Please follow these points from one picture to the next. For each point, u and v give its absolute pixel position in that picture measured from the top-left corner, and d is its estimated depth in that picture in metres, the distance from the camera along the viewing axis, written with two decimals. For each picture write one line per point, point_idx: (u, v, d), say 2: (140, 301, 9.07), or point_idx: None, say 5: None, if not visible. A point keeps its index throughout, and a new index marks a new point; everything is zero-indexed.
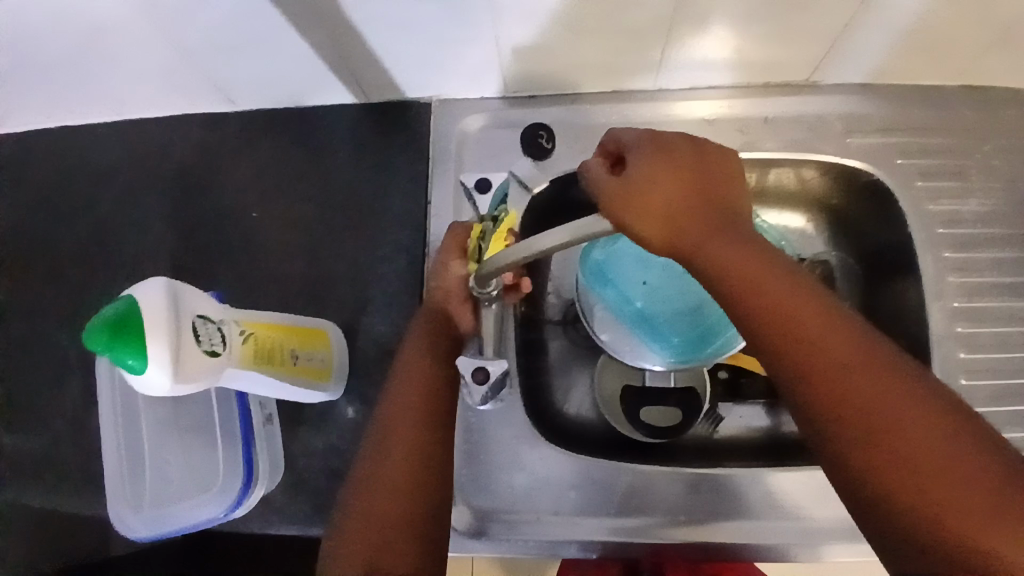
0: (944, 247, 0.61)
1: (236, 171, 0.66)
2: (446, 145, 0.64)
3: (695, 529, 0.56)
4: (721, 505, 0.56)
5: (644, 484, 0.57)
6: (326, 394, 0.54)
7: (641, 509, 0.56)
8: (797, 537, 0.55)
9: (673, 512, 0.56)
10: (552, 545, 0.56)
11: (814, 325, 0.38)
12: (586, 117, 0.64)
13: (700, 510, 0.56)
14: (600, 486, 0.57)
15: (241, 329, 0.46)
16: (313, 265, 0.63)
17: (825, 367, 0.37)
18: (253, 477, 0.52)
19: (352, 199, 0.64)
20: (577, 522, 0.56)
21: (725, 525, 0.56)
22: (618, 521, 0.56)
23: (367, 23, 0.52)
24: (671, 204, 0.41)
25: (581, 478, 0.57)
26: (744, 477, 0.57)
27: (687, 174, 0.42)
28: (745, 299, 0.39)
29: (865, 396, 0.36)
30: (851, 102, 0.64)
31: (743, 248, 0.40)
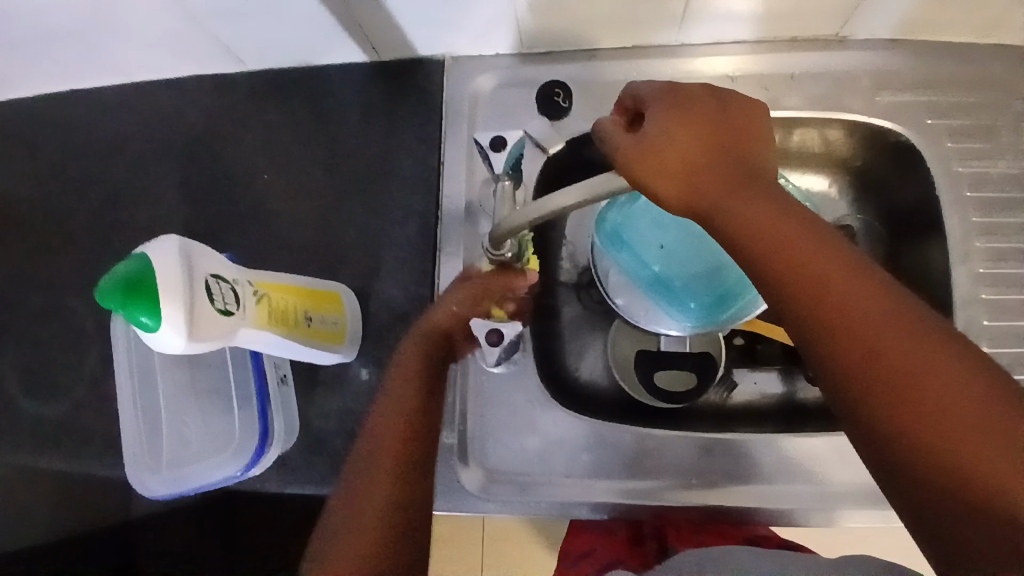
0: (972, 210, 0.59)
1: (246, 133, 0.65)
2: (459, 104, 0.62)
3: (708, 492, 0.56)
4: (734, 469, 0.56)
5: (656, 447, 0.57)
6: (340, 356, 0.54)
7: (654, 472, 0.56)
8: (811, 501, 0.55)
9: (684, 475, 0.56)
10: (564, 506, 0.56)
11: (836, 281, 0.36)
12: (603, 74, 0.62)
13: (714, 472, 0.56)
14: (612, 448, 0.57)
15: (255, 290, 0.46)
16: (325, 228, 0.62)
17: (848, 326, 0.36)
18: (269, 436, 0.52)
19: (363, 161, 0.63)
20: (590, 485, 0.56)
21: (738, 488, 0.56)
22: (630, 484, 0.56)
23: None
24: (690, 161, 0.40)
25: (594, 440, 0.57)
26: (759, 442, 0.56)
27: (706, 129, 0.41)
28: (767, 258, 0.38)
29: (888, 352, 0.35)
30: (880, 58, 0.61)
31: (764, 205, 0.38)
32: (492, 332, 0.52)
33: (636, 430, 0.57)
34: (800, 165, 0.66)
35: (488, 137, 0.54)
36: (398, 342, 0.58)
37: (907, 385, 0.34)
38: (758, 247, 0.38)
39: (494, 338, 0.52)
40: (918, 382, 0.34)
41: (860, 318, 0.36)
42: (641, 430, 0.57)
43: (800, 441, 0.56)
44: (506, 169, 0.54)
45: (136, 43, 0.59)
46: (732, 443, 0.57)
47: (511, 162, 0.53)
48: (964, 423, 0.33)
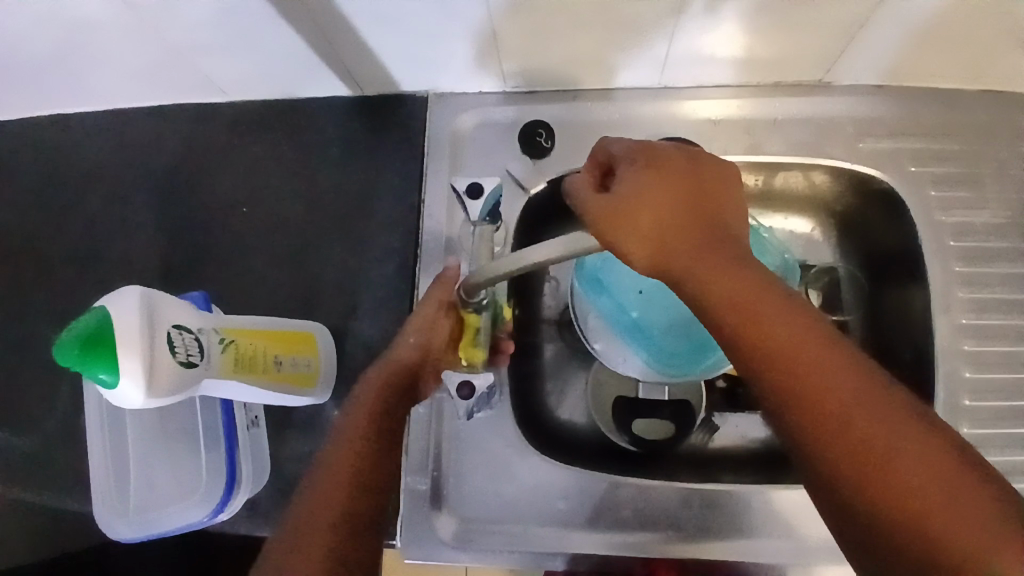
0: (954, 260, 0.59)
1: (227, 165, 0.64)
2: (442, 141, 0.62)
3: (687, 546, 0.55)
4: (714, 522, 0.55)
5: (635, 497, 0.56)
6: (312, 399, 0.53)
7: (633, 525, 0.55)
8: (793, 555, 0.54)
9: (664, 526, 0.55)
10: (540, 558, 0.55)
11: (808, 359, 0.36)
12: (586, 115, 0.62)
13: (692, 526, 0.55)
14: (590, 497, 0.56)
15: (221, 338, 0.45)
16: (303, 264, 0.62)
17: (822, 403, 0.35)
18: (236, 482, 0.51)
19: (344, 197, 0.63)
20: (567, 535, 0.55)
21: (718, 542, 0.55)
22: (609, 536, 0.55)
23: (357, 16, 0.50)
24: (661, 224, 0.39)
25: (572, 489, 0.56)
26: (739, 494, 0.55)
27: (679, 192, 0.40)
28: (739, 329, 0.37)
29: (862, 436, 0.34)
30: (864, 104, 0.61)
31: (735, 271, 0.38)
32: (465, 385, 0.52)
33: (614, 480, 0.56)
34: (782, 210, 0.66)
35: (464, 181, 0.55)
36: None
37: (879, 470, 0.34)
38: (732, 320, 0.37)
39: (466, 391, 0.52)
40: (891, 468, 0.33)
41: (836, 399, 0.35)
42: (623, 480, 0.56)
43: (784, 492, 0.55)
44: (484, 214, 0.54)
45: (116, 74, 0.58)
46: (712, 494, 0.56)
47: (490, 207, 0.54)
48: (936, 504, 0.33)
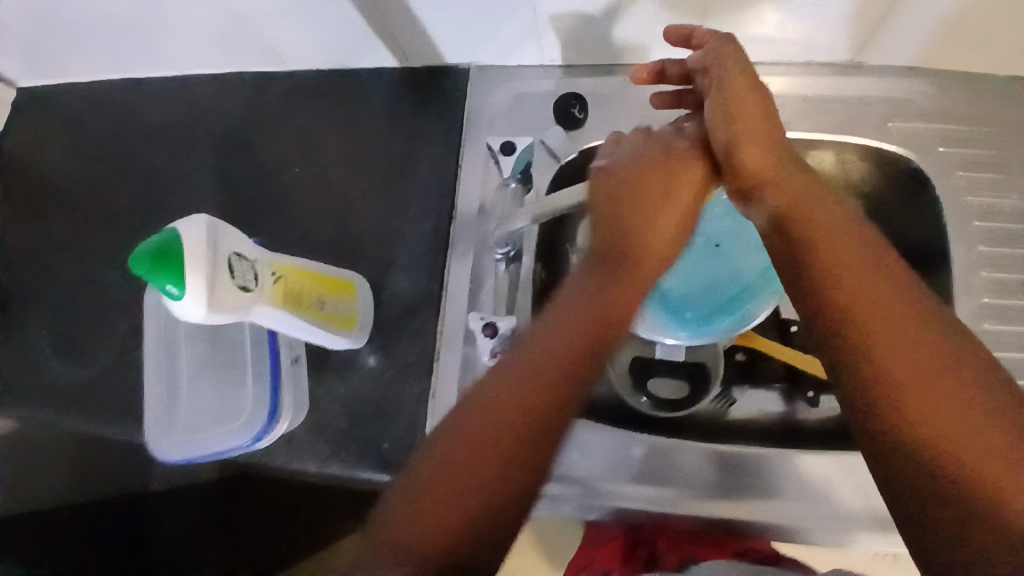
0: (980, 241, 0.59)
1: (280, 128, 0.69)
2: (481, 112, 0.65)
3: (712, 504, 0.56)
4: (736, 483, 0.57)
5: (660, 454, 0.58)
6: (350, 342, 0.57)
7: (657, 480, 0.57)
8: (809, 518, 0.56)
9: (687, 484, 0.57)
10: (566, 505, 0.58)
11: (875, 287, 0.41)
12: (619, 90, 0.65)
13: (713, 484, 0.57)
14: (616, 451, 0.58)
15: (273, 271, 0.49)
16: (345, 221, 0.66)
17: (887, 322, 0.40)
18: (277, 410, 0.55)
19: (387, 160, 0.67)
20: (591, 485, 0.57)
21: (740, 502, 0.56)
22: (631, 488, 0.57)
23: None
24: (746, 132, 0.50)
25: (598, 442, 0.59)
26: (762, 458, 0.57)
27: (757, 109, 0.51)
28: (819, 254, 0.43)
29: (920, 387, 0.38)
30: (895, 87, 0.62)
31: (801, 184, 0.47)
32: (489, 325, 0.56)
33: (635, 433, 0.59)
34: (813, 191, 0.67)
35: (498, 142, 0.61)
36: (405, 333, 0.60)
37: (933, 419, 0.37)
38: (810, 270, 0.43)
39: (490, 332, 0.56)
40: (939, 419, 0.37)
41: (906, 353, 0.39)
42: (647, 436, 0.59)
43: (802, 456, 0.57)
44: (515, 173, 0.61)
45: (188, 40, 0.64)
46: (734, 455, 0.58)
47: (519, 169, 0.61)
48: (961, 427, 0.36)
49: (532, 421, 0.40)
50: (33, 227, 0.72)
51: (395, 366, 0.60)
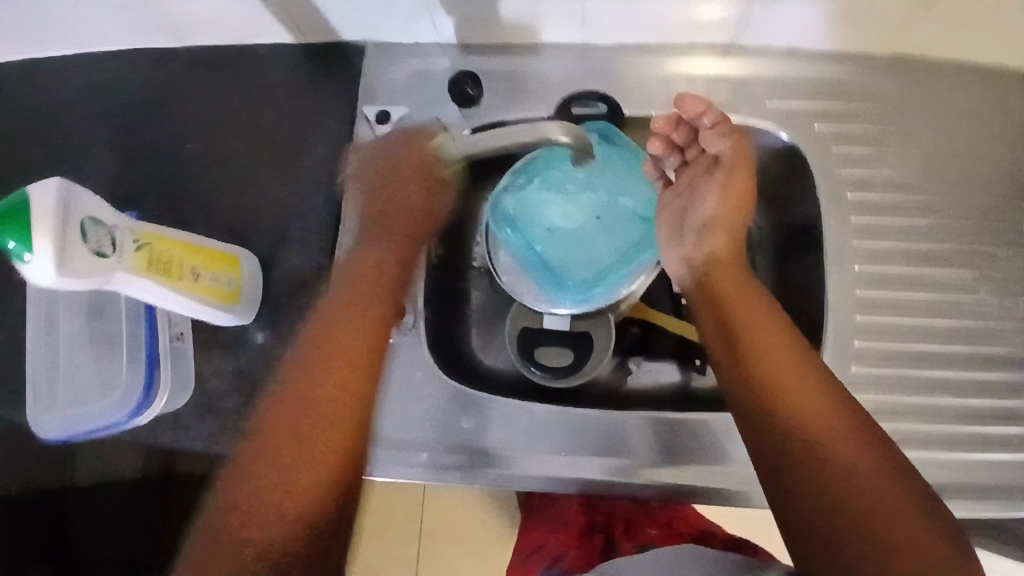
0: (851, 213, 0.62)
1: (178, 105, 0.68)
2: (377, 87, 0.66)
3: (669, 471, 0.58)
4: (684, 448, 0.59)
5: (616, 427, 0.59)
6: (234, 316, 0.57)
7: (615, 451, 0.59)
8: (734, 478, 0.58)
9: (645, 452, 0.59)
10: (507, 480, 0.59)
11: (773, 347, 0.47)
12: (514, 68, 0.66)
13: (648, 452, 0.58)
14: (580, 425, 0.59)
15: (137, 238, 0.49)
16: (241, 198, 0.65)
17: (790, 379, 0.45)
18: (152, 388, 0.55)
19: (284, 136, 0.66)
20: (556, 459, 0.59)
21: (690, 466, 0.58)
22: (569, 461, 0.59)
23: None
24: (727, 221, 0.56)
25: (560, 417, 0.60)
26: (702, 424, 0.59)
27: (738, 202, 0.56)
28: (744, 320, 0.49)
29: (841, 443, 0.42)
30: (776, 66, 0.64)
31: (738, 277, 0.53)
32: None
33: (545, 407, 0.60)
34: None
35: (373, 109, 0.65)
36: (295, 309, 0.61)
37: (859, 476, 0.41)
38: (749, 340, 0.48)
39: None
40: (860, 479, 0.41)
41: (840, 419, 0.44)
42: (575, 411, 0.60)
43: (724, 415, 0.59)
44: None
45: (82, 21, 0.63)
46: (661, 424, 0.59)
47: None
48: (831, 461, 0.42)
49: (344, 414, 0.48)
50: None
51: (283, 340, 0.60)
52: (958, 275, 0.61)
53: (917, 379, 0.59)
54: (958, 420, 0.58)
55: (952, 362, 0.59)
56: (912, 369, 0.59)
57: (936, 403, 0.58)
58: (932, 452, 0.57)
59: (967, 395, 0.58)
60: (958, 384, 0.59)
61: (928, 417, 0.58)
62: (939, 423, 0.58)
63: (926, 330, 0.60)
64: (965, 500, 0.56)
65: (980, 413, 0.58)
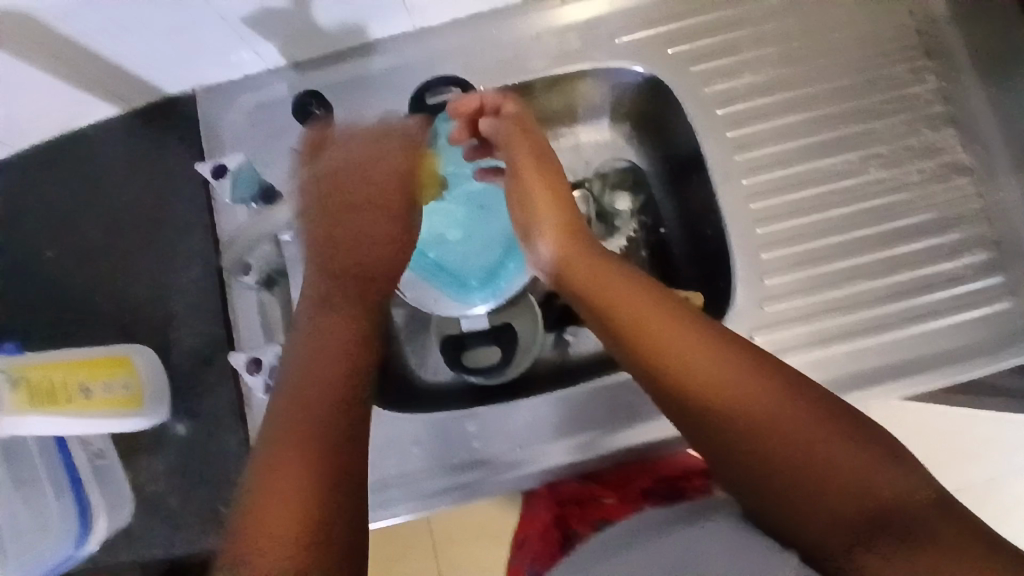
0: (727, 128, 0.61)
1: (21, 215, 0.63)
2: (222, 134, 0.62)
3: (631, 432, 0.57)
4: (641, 407, 0.57)
5: (569, 404, 0.58)
6: (147, 421, 0.53)
7: (575, 428, 0.57)
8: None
9: (604, 422, 0.57)
10: (478, 489, 0.56)
11: (667, 329, 0.44)
12: (354, 77, 0.62)
13: (605, 413, 0.57)
14: (533, 414, 0.58)
15: (8, 378, 0.48)
16: (118, 293, 0.61)
17: (689, 355, 0.43)
18: (89, 512, 0.54)
19: (143, 214, 0.62)
20: (519, 454, 0.57)
21: (651, 423, 0.56)
22: (524, 452, 0.57)
23: (87, 33, 0.50)
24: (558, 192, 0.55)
25: (510, 409, 0.58)
26: None
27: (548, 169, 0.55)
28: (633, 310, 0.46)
29: (755, 399, 0.41)
30: (614, 1, 0.62)
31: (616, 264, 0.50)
32: (251, 361, 0.53)
33: (486, 409, 0.58)
34: (570, 122, 0.69)
35: (208, 167, 0.55)
36: (205, 389, 0.57)
37: (781, 429, 0.39)
38: (637, 323, 0.45)
39: (253, 367, 0.53)
40: (819, 454, 0.38)
41: (778, 405, 0.40)
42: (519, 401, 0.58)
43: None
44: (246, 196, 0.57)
45: None
46: (602, 390, 0.58)
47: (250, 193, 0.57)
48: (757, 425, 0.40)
49: (322, 433, 0.41)
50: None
51: (206, 424, 0.57)
52: (844, 160, 0.61)
53: (833, 273, 0.59)
54: (879, 300, 0.58)
55: (859, 247, 0.59)
56: (827, 265, 0.59)
57: (856, 290, 0.58)
58: (865, 338, 0.57)
59: (880, 274, 0.59)
60: (873, 266, 0.59)
61: (855, 307, 0.58)
62: (867, 309, 0.58)
63: (828, 222, 0.60)
64: (913, 373, 0.56)
65: (897, 288, 0.58)
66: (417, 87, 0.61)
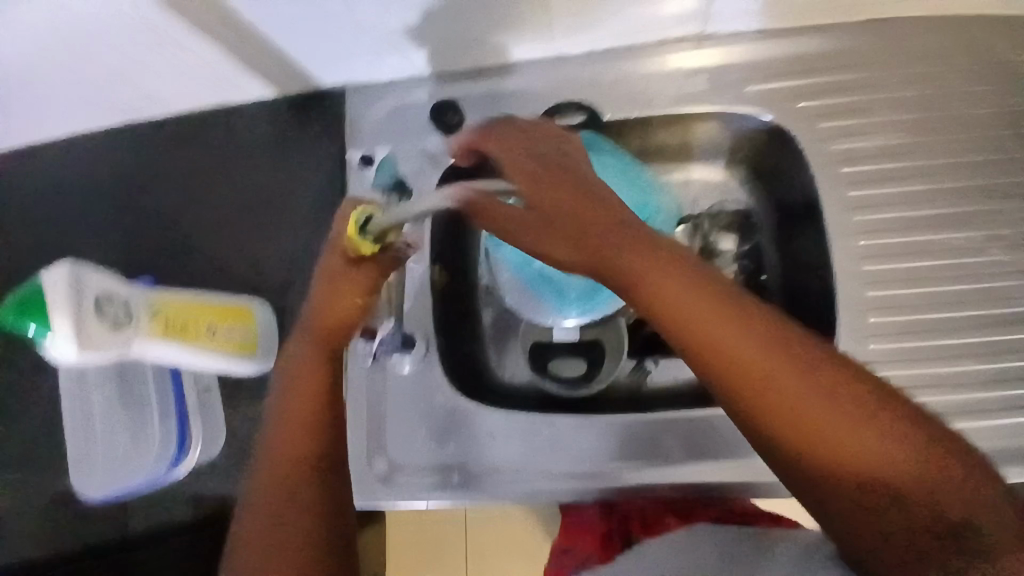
0: (848, 186, 0.61)
1: (179, 173, 0.70)
2: (361, 127, 0.68)
3: (699, 468, 0.57)
4: (714, 445, 0.58)
5: (641, 430, 0.59)
6: (255, 366, 0.58)
7: (644, 453, 0.58)
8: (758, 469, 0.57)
9: (674, 453, 0.58)
10: (539, 492, 0.58)
11: (746, 352, 0.38)
12: (490, 90, 0.67)
13: (676, 446, 0.58)
14: (605, 433, 0.59)
15: (150, 306, 0.51)
16: (247, 255, 0.67)
17: (778, 389, 0.37)
18: (186, 437, 0.58)
19: (281, 188, 0.69)
20: (584, 468, 0.58)
21: (722, 462, 0.57)
22: (592, 468, 0.58)
23: (271, 24, 0.57)
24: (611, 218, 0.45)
25: (580, 424, 0.59)
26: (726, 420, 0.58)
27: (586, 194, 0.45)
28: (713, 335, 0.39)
29: (852, 434, 0.36)
30: (749, 50, 0.64)
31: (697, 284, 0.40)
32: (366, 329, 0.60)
33: (566, 420, 0.60)
34: (684, 159, 0.70)
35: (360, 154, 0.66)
36: None
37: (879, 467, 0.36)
38: (718, 348, 0.38)
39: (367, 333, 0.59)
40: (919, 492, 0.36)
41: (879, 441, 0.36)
42: (599, 418, 0.60)
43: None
44: (382, 184, 0.64)
45: (68, 106, 0.65)
46: (682, 423, 0.59)
47: (388, 180, 0.64)
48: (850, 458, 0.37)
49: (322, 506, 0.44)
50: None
51: None
52: (967, 235, 0.60)
53: (942, 348, 0.57)
54: (989, 384, 0.56)
55: (969, 326, 0.57)
56: (936, 338, 0.57)
57: (965, 370, 0.56)
58: (966, 420, 0.55)
59: (990, 357, 0.57)
60: (986, 347, 0.57)
61: (961, 387, 0.56)
62: (974, 391, 0.56)
63: (943, 295, 0.58)
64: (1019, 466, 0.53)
65: (1004, 373, 0.56)
66: (547, 107, 0.65)
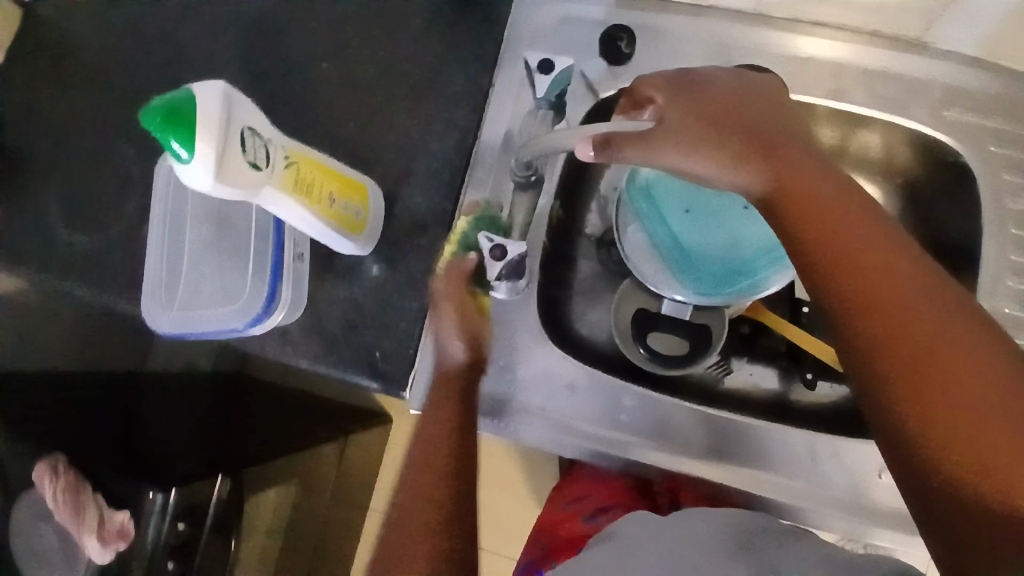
0: (1013, 249, 0.57)
1: (318, 24, 0.65)
2: (526, 27, 0.64)
3: (754, 481, 0.56)
4: (779, 463, 0.56)
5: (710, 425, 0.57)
6: (355, 246, 0.56)
7: (706, 450, 0.57)
8: (808, 497, 0.55)
9: (734, 458, 0.57)
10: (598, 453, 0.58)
11: (863, 254, 0.37)
12: (669, 29, 0.61)
13: (737, 452, 0.57)
14: (670, 419, 0.58)
15: (286, 156, 0.48)
16: (366, 128, 0.63)
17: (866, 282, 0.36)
18: (274, 301, 0.55)
19: (418, 70, 0.64)
20: (636, 444, 0.57)
21: (780, 481, 0.56)
22: (648, 448, 0.57)
23: None
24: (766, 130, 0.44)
25: (646, 402, 0.58)
26: (801, 444, 0.56)
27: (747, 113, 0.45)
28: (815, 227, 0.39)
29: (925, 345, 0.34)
30: (959, 74, 0.58)
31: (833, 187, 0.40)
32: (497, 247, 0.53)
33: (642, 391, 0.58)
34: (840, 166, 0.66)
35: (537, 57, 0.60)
36: (412, 248, 0.60)
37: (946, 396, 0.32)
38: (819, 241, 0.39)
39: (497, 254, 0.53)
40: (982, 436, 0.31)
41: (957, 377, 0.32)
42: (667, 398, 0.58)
43: (813, 438, 0.56)
44: (548, 96, 0.60)
45: None
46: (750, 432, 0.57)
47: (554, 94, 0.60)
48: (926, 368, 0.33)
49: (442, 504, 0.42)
50: (38, 91, 0.68)
51: (399, 278, 0.60)
52: None
53: None
54: None
55: None
56: None
57: None
58: None
59: None
60: None
61: None
62: None
63: None
64: None
65: None
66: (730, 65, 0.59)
